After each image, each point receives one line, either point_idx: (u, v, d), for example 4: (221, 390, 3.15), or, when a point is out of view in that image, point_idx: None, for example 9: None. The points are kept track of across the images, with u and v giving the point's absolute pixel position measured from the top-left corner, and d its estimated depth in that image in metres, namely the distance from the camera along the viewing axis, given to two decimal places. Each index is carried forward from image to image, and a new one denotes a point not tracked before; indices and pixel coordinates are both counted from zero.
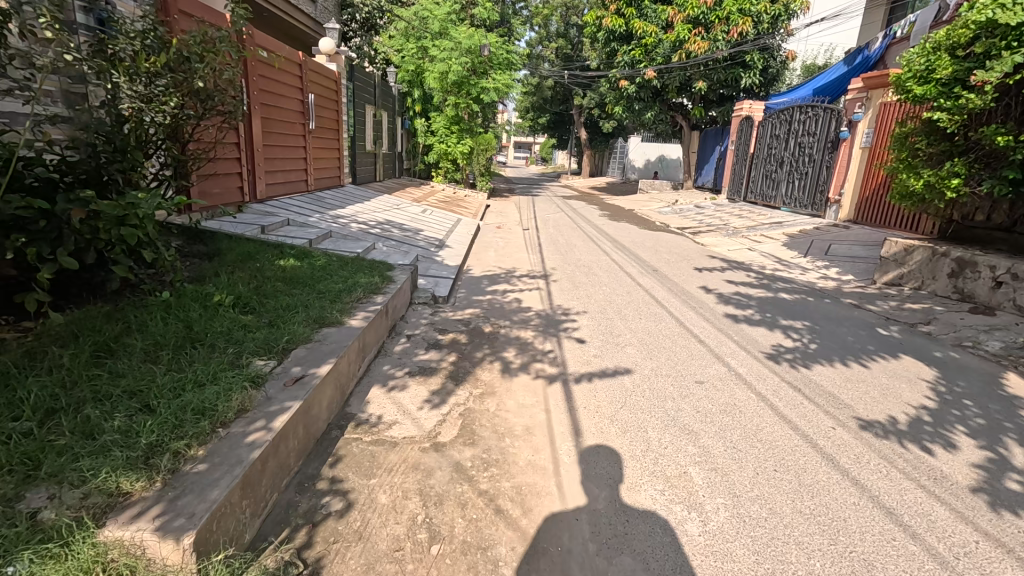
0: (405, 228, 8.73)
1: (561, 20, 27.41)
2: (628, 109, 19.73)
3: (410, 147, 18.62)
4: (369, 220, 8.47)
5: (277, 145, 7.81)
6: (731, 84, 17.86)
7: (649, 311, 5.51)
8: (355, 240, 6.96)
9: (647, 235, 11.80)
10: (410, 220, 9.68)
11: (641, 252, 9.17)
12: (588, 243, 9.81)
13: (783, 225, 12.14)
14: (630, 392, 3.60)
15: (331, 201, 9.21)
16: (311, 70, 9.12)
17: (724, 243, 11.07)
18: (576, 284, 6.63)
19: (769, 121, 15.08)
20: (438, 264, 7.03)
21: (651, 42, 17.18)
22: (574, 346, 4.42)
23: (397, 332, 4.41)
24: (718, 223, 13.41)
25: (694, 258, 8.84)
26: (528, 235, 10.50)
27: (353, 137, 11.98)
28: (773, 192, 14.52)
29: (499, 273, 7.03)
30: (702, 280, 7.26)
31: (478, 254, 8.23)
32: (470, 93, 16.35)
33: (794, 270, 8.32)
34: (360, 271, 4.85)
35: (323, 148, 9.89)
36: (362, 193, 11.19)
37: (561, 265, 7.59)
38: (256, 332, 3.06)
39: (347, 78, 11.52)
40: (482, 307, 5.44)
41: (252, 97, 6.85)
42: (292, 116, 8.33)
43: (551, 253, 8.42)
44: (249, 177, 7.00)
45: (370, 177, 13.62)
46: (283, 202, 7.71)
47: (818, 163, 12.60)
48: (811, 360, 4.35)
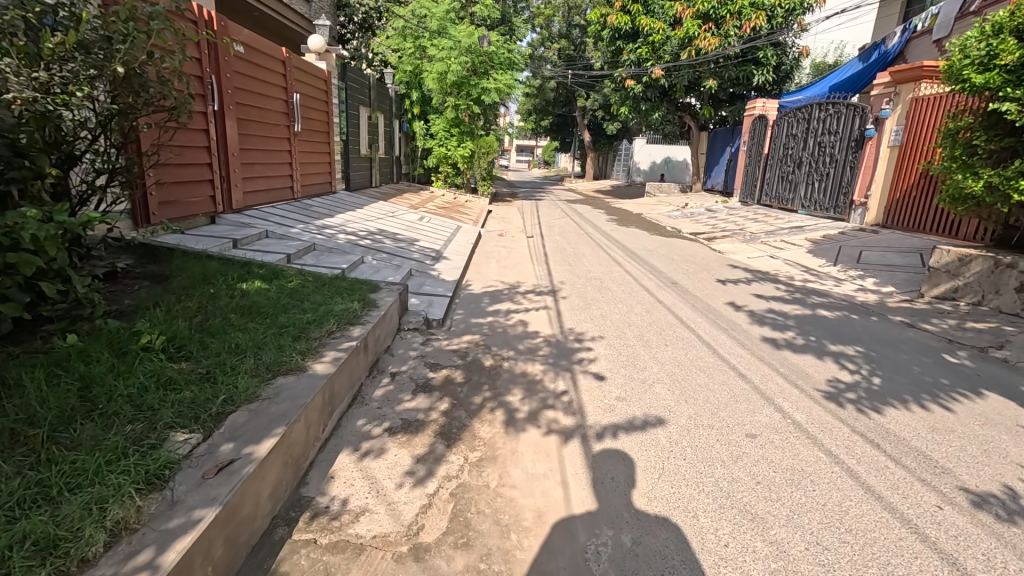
0: (399, 237, 8.04)
1: (563, 20, 26.78)
2: (635, 110, 19.04)
3: (409, 151, 17.94)
4: (360, 230, 7.78)
5: (258, 149, 7.13)
6: (742, 82, 17.13)
7: (674, 336, 4.77)
8: (341, 253, 6.29)
9: (659, 242, 11.05)
10: (406, 228, 8.98)
11: (656, 261, 8.43)
12: (598, 252, 9.08)
13: (804, 229, 11.38)
14: (667, 451, 2.86)
15: (319, 209, 8.52)
16: (298, 68, 8.45)
17: (742, 250, 10.30)
18: (588, 301, 5.89)
19: (785, 120, 14.32)
20: (433, 280, 6.31)
21: (659, 40, 16.50)
22: (591, 385, 3.68)
23: (380, 370, 3.67)
24: (734, 228, 12.64)
25: (715, 268, 8.09)
26: (533, 244, 9.76)
27: (346, 141, 11.30)
28: (790, 194, 13.75)
29: (501, 289, 6.31)
30: (728, 293, 6.51)
31: (478, 266, 7.52)
32: (470, 94, 15.68)
33: (825, 280, 7.56)
34: (340, 294, 4.15)
35: (312, 153, 9.20)
36: (355, 200, 10.49)
37: (570, 279, 6.85)
38: (182, 391, 2.33)
39: (339, 79, 10.86)
40: (482, 332, 4.71)
41: (225, 95, 6.16)
42: (276, 118, 7.65)
43: (559, 264, 7.69)
44: (223, 184, 6.30)
45: (366, 183, 12.95)
46: (263, 212, 7.02)
47: (840, 164, 11.84)
48: (879, 401, 3.59)
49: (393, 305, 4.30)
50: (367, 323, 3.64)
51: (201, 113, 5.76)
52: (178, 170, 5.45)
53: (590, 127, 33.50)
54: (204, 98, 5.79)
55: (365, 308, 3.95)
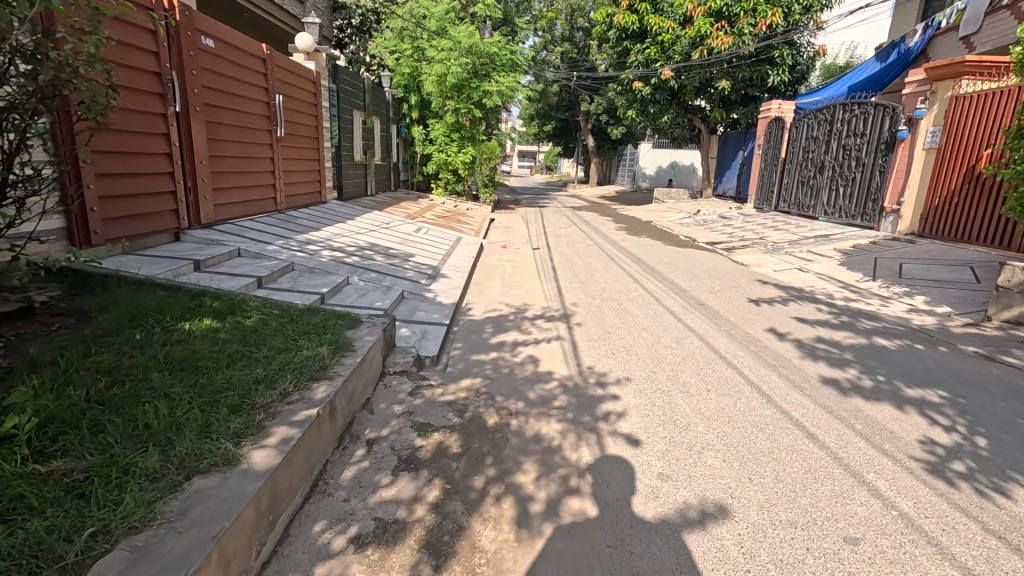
0: (391, 252, 7.27)
1: (566, 23, 26.15)
2: (643, 113, 18.33)
3: (408, 157, 17.25)
4: (349, 244, 7.01)
5: (233, 156, 6.38)
6: (756, 83, 16.37)
7: (715, 377, 3.97)
8: (322, 274, 5.54)
9: (675, 253, 10.25)
10: (400, 242, 8.20)
11: (678, 278, 7.63)
12: (612, 267, 8.30)
13: (830, 239, 10.57)
14: (743, 570, 2.05)
15: (306, 220, 7.78)
16: (283, 67, 7.72)
17: (767, 262, 9.49)
18: (607, 328, 5.10)
19: (804, 121, 13.53)
20: (428, 304, 5.52)
21: (668, 39, 15.80)
22: (624, 455, 2.87)
23: (353, 438, 2.86)
24: (753, 237, 11.83)
25: (744, 285, 7.27)
26: (540, 257, 8.98)
27: (339, 146, 10.56)
28: (811, 200, 12.95)
29: (506, 314, 5.52)
30: (765, 316, 5.71)
31: (479, 285, 6.73)
32: (471, 97, 14.99)
33: (870, 299, 6.74)
34: (307, 335, 3.35)
35: (298, 160, 8.47)
36: (347, 210, 9.73)
37: (584, 300, 6.05)
38: (25, 524, 1.53)
39: (331, 80, 10.13)
40: (483, 374, 3.92)
41: (190, 95, 5.42)
42: (255, 121, 6.91)
43: (570, 282, 6.90)
44: (189, 197, 5.55)
45: (361, 191, 12.21)
46: (239, 226, 6.27)
47: (867, 168, 11.03)
48: (1000, 474, 2.77)
49: (374, 344, 3.51)
50: (336, 377, 2.83)
51: (160, 115, 5.02)
52: (130, 181, 4.70)
53: (594, 132, 32.81)
54: (164, 98, 5.04)
55: (337, 352, 3.15)
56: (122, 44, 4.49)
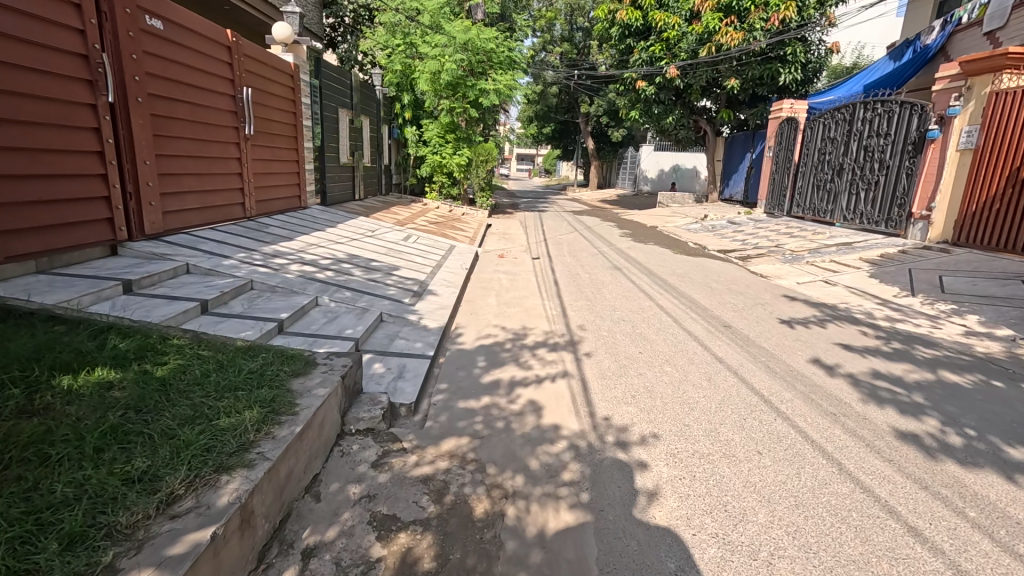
0: (372, 264, 6.45)
1: (565, 23, 25.48)
2: (646, 113, 17.62)
3: (400, 159, 16.46)
4: (324, 256, 6.19)
5: (190, 156, 5.56)
6: (766, 82, 15.62)
7: (766, 434, 3.14)
8: (286, 294, 4.75)
9: (687, 263, 9.44)
10: (385, 252, 7.37)
11: (695, 293, 6.81)
12: (619, 280, 7.48)
13: (854, 247, 9.78)
14: None
15: (279, 228, 6.96)
16: (253, 58, 6.92)
17: (788, 273, 8.70)
18: (622, 360, 4.27)
19: (820, 121, 12.76)
20: (410, 330, 4.70)
21: (674, 36, 15.12)
22: (662, 568, 2.06)
23: (284, 548, 2.03)
24: (769, 245, 11.03)
25: (770, 303, 6.46)
26: (541, 269, 8.17)
27: (322, 147, 9.74)
28: (828, 205, 12.17)
29: (502, 340, 4.69)
30: (804, 343, 4.90)
31: (471, 303, 5.91)
32: (466, 96, 14.23)
33: (915, 318, 5.94)
34: (236, 390, 2.52)
35: (273, 163, 7.65)
36: (330, 217, 8.92)
37: (593, 323, 5.23)
38: None
39: (313, 75, 9.32)
40: (472, 431, 3.09)
41: (128, 83, 4.60)
42: (218, 118, 6.10)
43: (575, 300, 6.08)
44: (128, 204, 4.72)
45: (347, 196, 11.38)
46: (194, 236, 5.44)
47: (892, 171, 10.25)
48: None
49: (328, 398, 2.68)
50: (259, 462, 2.00)
51: (87, 106, 4.20)
52: (45, 184, 3.87)
53: (594, 134, 31.97)
54: (94, 86, 4.23)
55: (269, 418, 2.32)
56: (30, 17, 3.68)
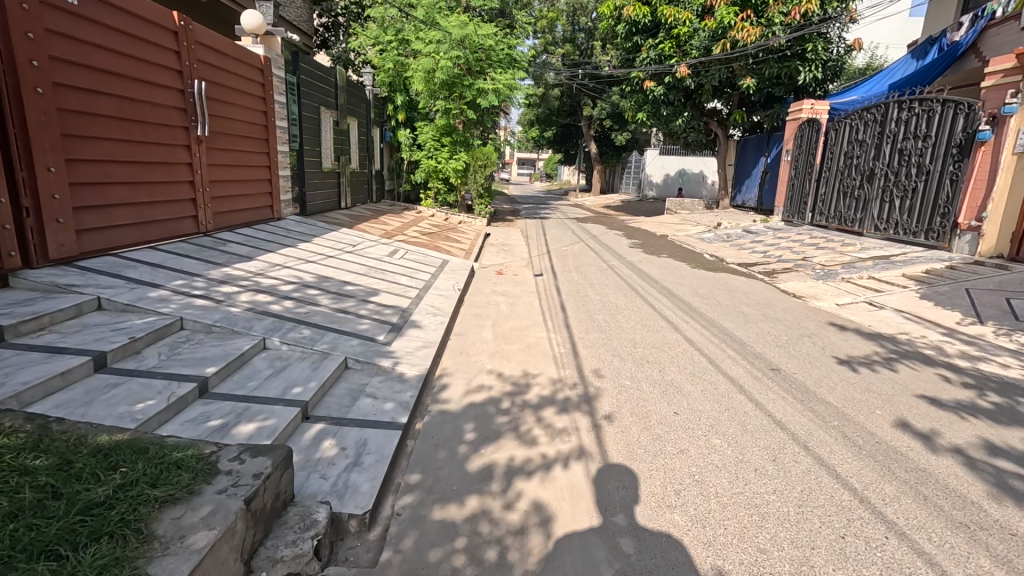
0: (346, 288, 5.45)
1: (567, 23, 24.62)
2: (654, 115, 16.71)
3: (394, 164, 15.53)
4: (287, 281, 5.19)
5: (117, 162, 4.57)
6: (782, 81, 14.66)
7: (882, 569, 2.14)
8: (225, 335, 3.76)
9: (708, 279, 8.44)
10: (365, 271, 6.38)
11: (725, 321, 5.80)
12: (636, 304, 6.49)
13: (893, 262, 8.78)
14: None
15: (240, 245, 5.97)
16: (210, 47, 5.98)
17: (824, 292, 7.70)
18: (654, 429, 3.27)
19: (847, 122, 11.76)
20: (381, 383, 3.71)
21: (685, 33, 14.22)
22: None
23: None
24: (795, 258, 10.03)
25: (817, 333, 5.46)
26: (545, 289, 7.18)
27: (301, 151, 8.76)
28: (857, 213, 11.17)
29: (497, 396, 3.68)
30: (880, 396, 3.89)
31: (461, 339, 4.90)
32: (463, 96, 13.30)
33: (996, 354, 4.94)
34: (47, 555, 1.50)
35: (237, 169, 6.68)
36: (307, 229, 7.93)
37: (611, 369, 4.22)
38: None
39: (290, 71, 8.39)
40: (448, 572, 2.08)
41: (18, 68, 3.61)
42: (161, 116, 5.15)
43: (587, 334, 5.09)
44: (26, 221, 3.74)
45: (332, 205, 10.42)
46: (122, 260, 4.45)
47: (932, 176, 9.23)
48: None
49: (214, 551, 1.66)
50: None
51: None
52: None
53: (596, 138, 31.02)
54: None
55: None
56: None
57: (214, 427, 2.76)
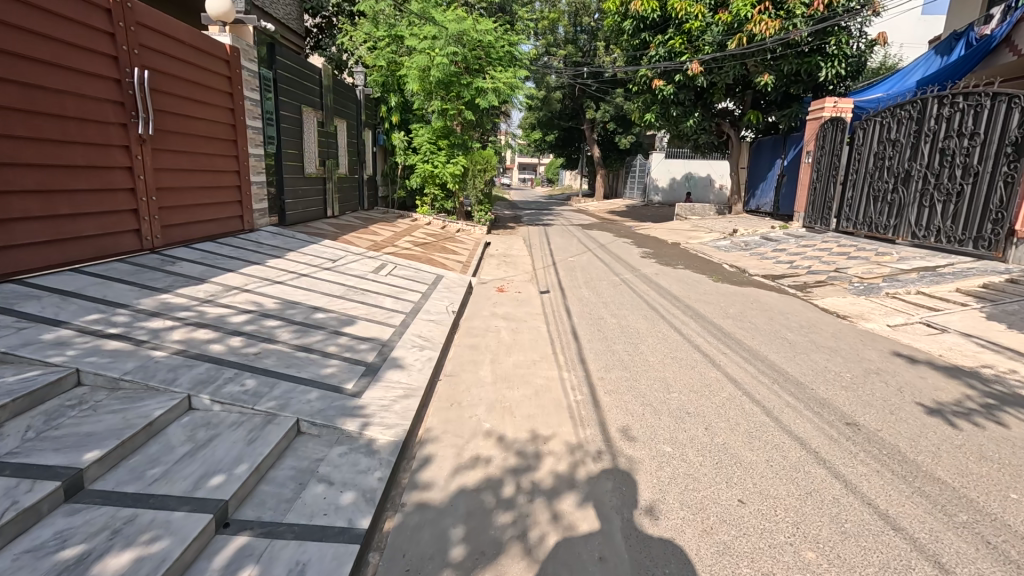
0: (315, 317, 4.52)
1: (569, 24, 23.84)
2: (663, 116, 15.85)
3: (389, 169, 14.66)
4: (240, 309, 4.26)
5: (17, 165, 3.68)
6: (801, 78, 13.76)
7: None
8: (134, 391, 2.82)
9: (735, 296, 7.50)
10: (342, 292, 5.45)
11: (770, 352, 4.86)
12: (659, 329, 5.55)
13: (942, 274, 7.84)
14: None
15: (193, 263, 5.05)
16: (157, 31, 5.12)
17: (870, 311, 6.76)
18: (718, 535, 2.32)
19: (877, 120, 10.83)
20: (341, 458, 2.76)
21: (697, 27, 13.36)
22: None
23: None
24: (827, 269, 9.09)
25: (885, 368, 4.51)
26: (553, 310, 6.24)
27: (278, 155, 7.86)
28: (890, 219, 10.23)
29: (496, 478, 2.73)
30: (1004, 467, 2.94)
31: (451, 383, 3.96)
32: (461, 95, 12.45)
33: None
34: None
35: (197, 175, 5.77)
36: (283, 242, 7.01)
37: (644, 429, 3.28)
38: None
39: (266, 65, 7.53)
40: None
41: None
42: (89, 109, 4.26)
43: (608, 374, 4.15)
44: None
45: (316, 214, 9.51)
46: (22, 288, 3.54)
47: (981, 178, 8.30)
48: None
49: None
50: None
51: None
52: None
53: (600, 142, 30.16)
54: None
55: None
56: None
57: (69, 561, 1.82)
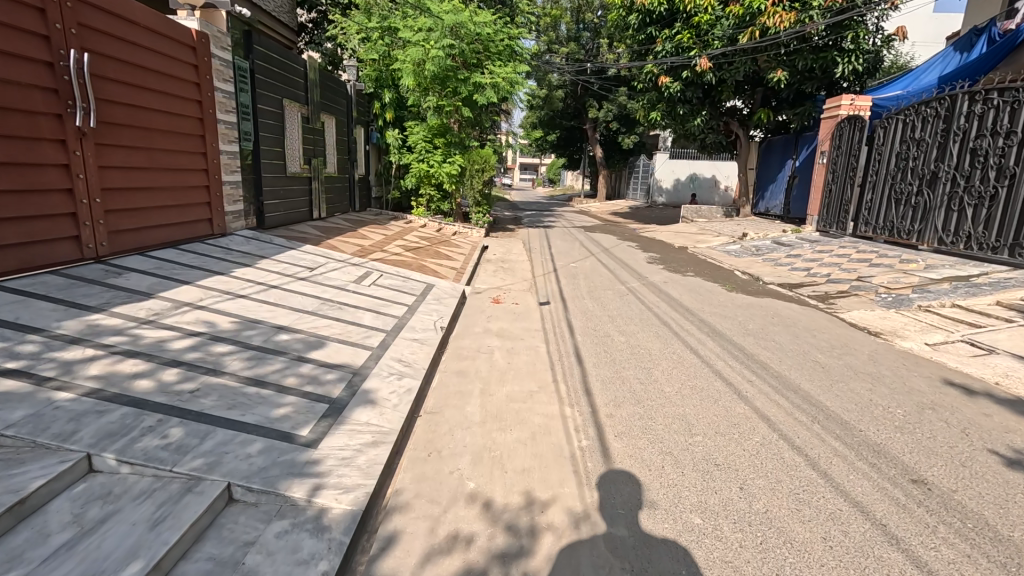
0: (276, 339, 3.88)
1: (571, 21, 23.23)
2: (669, 115, 15.23)
3: (382, 168, 14.05)
4: (186, 331, 3.63)
5: None
6: (816, 75, 13.12)
7: None
8: (14, 451, 2.19)
9: (753, 307, 6.86)
10: (316, 306, 4.82)
11: (804, 381, 4.22)
12: (674, 349, 4.90)
13: (977, 285, 7.20)
14: None
15: (142, 275, 4.42)
16: (108, 12, 4.52)
17: (904, 326, 6.12)
18: None
19: (899, 119, 10.19)
20: (279, 539, 2.13)
21: (706, 20, 12.75)
22: None
23: None
24: (848, 278, 8.45)
25: (940, 401, 3.87)
26: (553, 325, 5.60)
27: (255, 152, 7.22)
28: (914, 224, 9.57)
29: (478, 571, 2.10)
30: None
31: (432, 424, 3.32)
32: (458, 91, 11.83)
33: None
34: None
35: (155, 174, 5.13)
36: (257, 247, 6.38)
37: (668, 492, 2.64)
38: None
39: (241, 54, 6.91)
40: None
41: None
42: (14, 96, 3.65)
43: (618, 412, 3.51)
44: None
45: (300, 215, 8.88)
46: None
47: (1018, 181, 7.64)
48: None
49: None
50: None
51: None
52: None
53: (602, 142, 29.51)
54: None
55: None
56: None
57: None
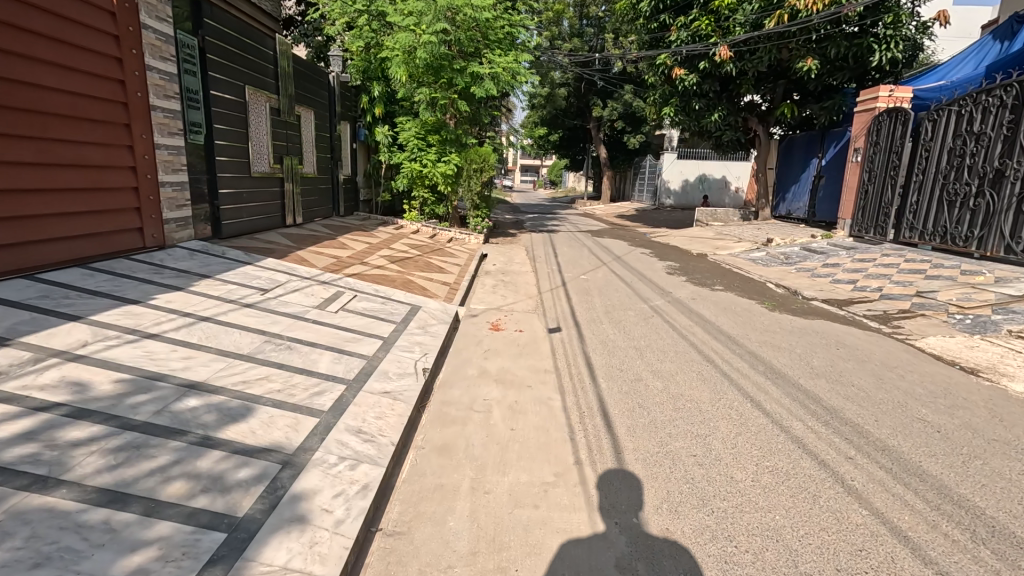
0: (176, 408, 2.68)
1: (575, 16, 22.12)
2: (683, 109, 14.06)
3: (372, 168, 12.87)
4: (33, 403, 2.44)
5: None
6: (847, 65, 11.99)
7: None
8: None
9: (807, 333, 5.66)
10: (252, 347, 3.60)
11: (925, 459, 3.00)
12: (731, 403, 3.69)
13: None
14: None
15: (11, 310, 3.24)
16: None
17: (1002, 359, 4.92)
18: None
19: (952, 110, 9.00)
20: None
21: (726, 4, 11.60)
22: None
23: None
24: (905, 293, 7.26)
25: None
26: (567, 363, 4.38)
27: (205, 148, 6.04)
28: (975, 229, 8.32)
29: None
30: None
31: (392, 562, 2.09)
32: (453, 82, 10.67)
33: None
34: None
35: (51, 172, 3.97)
36: (201, 262, 5.18)
37: None
38: None
39: (188, 29, 5.76)
40: None
41: None
42: None
43: (678, 529, 2.31)
44: None
45: (268, 222, 7.68)
46: None
47: None
48: None
49: None
50: None
51: None
52: None
53: (606, 142, 28.35)
54: None
55: None
56: None
57: None
